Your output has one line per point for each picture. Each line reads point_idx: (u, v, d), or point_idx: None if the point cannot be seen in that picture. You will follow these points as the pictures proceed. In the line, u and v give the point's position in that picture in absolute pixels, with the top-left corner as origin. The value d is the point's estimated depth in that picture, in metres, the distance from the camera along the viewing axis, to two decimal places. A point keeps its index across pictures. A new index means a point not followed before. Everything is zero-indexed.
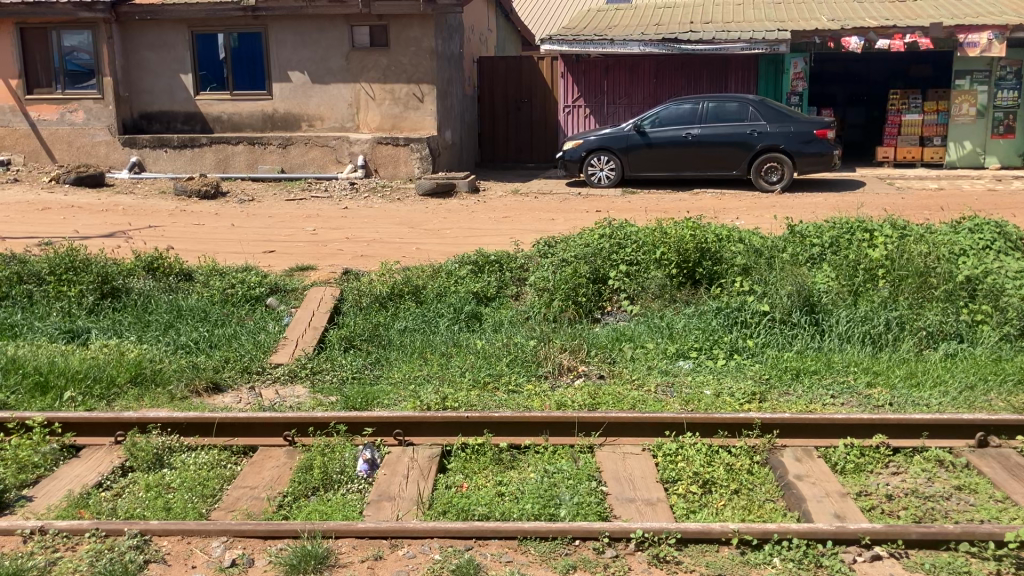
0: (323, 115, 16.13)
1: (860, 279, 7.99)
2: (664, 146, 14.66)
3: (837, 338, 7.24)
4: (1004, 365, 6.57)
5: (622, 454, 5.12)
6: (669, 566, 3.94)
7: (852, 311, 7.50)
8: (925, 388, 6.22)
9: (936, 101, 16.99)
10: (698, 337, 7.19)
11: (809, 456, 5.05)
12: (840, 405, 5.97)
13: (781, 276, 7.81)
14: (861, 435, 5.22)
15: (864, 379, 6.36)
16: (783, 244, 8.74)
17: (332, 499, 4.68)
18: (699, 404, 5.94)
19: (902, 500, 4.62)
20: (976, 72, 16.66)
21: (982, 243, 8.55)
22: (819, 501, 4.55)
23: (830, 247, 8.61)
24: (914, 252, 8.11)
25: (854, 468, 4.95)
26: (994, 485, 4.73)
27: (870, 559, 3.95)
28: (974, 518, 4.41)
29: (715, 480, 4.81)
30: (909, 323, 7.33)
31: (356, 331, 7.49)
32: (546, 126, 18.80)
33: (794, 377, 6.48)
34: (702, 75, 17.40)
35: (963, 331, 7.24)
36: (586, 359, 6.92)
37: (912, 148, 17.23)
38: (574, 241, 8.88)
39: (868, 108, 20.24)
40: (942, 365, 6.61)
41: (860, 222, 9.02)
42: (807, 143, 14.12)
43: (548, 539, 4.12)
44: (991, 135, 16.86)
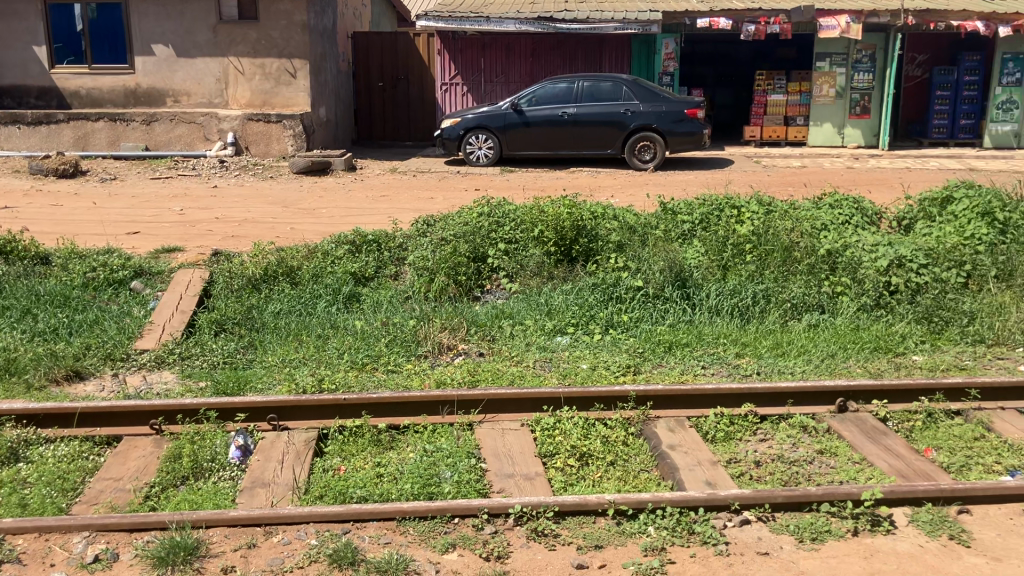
0: (189, 91, 15.48)
1: (728, 253, 8.24)
2: (541, 125, 14.73)
3: (707, 311, 7.47)
4: (861, 333, 6.93)
5: (501, 430, 5.14)
6: (547, 539, 3.98)
7: (722, 286, 7.74)
8: (789, 356, 6.50)
9: (799, 81, 17.56)
10: (576, 313, 7.28)
11: (681, 425, 5.20)
12: (711, 375, 6.16)
13: (653, 253, 8.02)
14: (731, 404, 5.40)
15: (733, 350, 6.60)
16: (655, 221, 8.96)
17: (202, 487, 4.52)
18: (576, 378, 6.02)
19: (769, 466, 4.80)
20: (835, 54, 17.38)
21: (841, 218, 8.97)
22: (691, 470, 4.68)
23: (700, 224, 8.86)
24: (778, 228, 8.43)
25: (724, 436, 5.12)
26: (853, 448, 4.97)
27: (739, 524, 4.08)
28: (835, 479, 4.63)
29: (592, 453, 4.88)
30: (774, 296, 7.62)
31: (228, 314, 7.25)
32: (423, 104, 18.62)
33: (667, 350, 6.65)
34: (578, 55, 17.68)
35: (824, 301, 7.58)
36: (465, 338, 6.91)
37: (776, 127, 17.90)
38: (452, 220, 8.86)
39: (735, 89, 20.94)
40: (805, 335, 6.92)
41: (727, 199, 9.32)
42: (679, 123, 14.47)
43: (426, 519, 4.08)
44: (849, 115, 17.75)
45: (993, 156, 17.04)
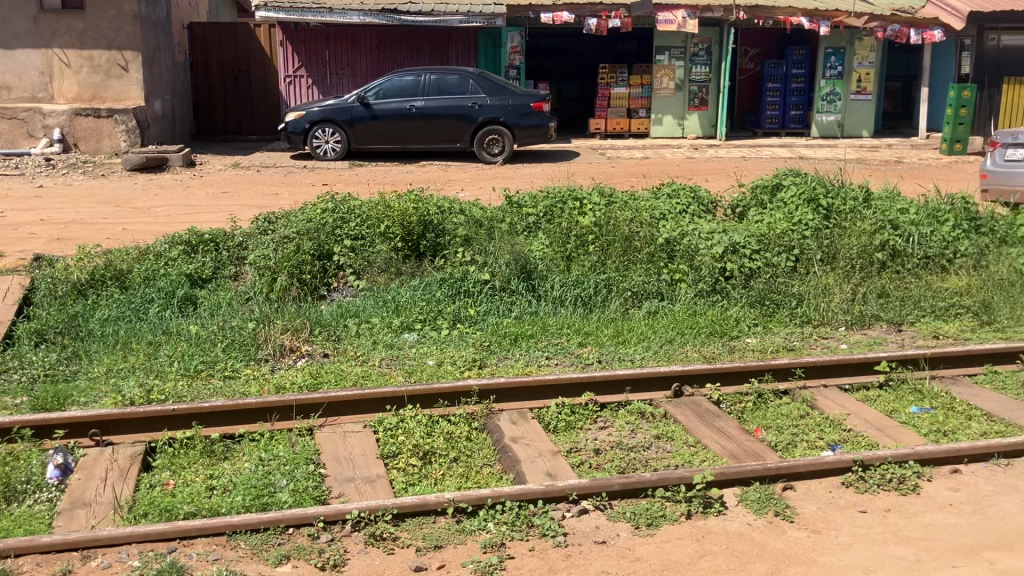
0: (9, 85, 14.47)
1: (572, 244, 8.36)
2: (388, 118, 14.55)
3: (552, 302, 7.55)
4: (698, 318, 7.18)
5: (341, 433, 5.03)
6: (385, 543, 3.91)
7: (566, 277, 7.84)
8: (630, 343, 6.65)
9: (641, 74, 18.13)
10: (422, 309, 7.20)
11: (523, 418, 5.23)
12: (554, 366, 6.22)
13: (499, 246, 8.05)
14: (572, 394, 5.48)
15: (576, 340, 6.70)
16: (501, 214, 9.00)
17: (15, 512, 4.21)
18: (421, 375, 5.97)
19: (608, 454, 4.88)
20: (673, 48, 17.94)
21: (679, 207, 9.28)
22: (532, 462, 4.70)
23: (544, 217, 8.97)
24: (619, 218, 8.63)
25: (566, 426, 5.17)
26: (687, 431, 5.12)
27: (577, 514, 4.13)
28: (670, 463, 4.74)
29: (434, 450, 4.82)
30: (616, 285, 7.80)
31: (50, 324, 6.81)
32: (266, 98, 18.08)
33: (512, 342, 6.69)
34: (424, 48, 17.58)
35: (663, 289, 7.79)
36: (308, 339, 6.72)
37: (620, 119, 18.36)
38: (295, 217, 8.63)
39: (581, 82, 21.36)
40: (645, 322, 7.09)
41: (571, 191, 9.47)
42: (525, 117, 14.59)
43: (259, 531, 3.93)
44: (689, 106, 18.35)
45: (820, 146, 18.04)
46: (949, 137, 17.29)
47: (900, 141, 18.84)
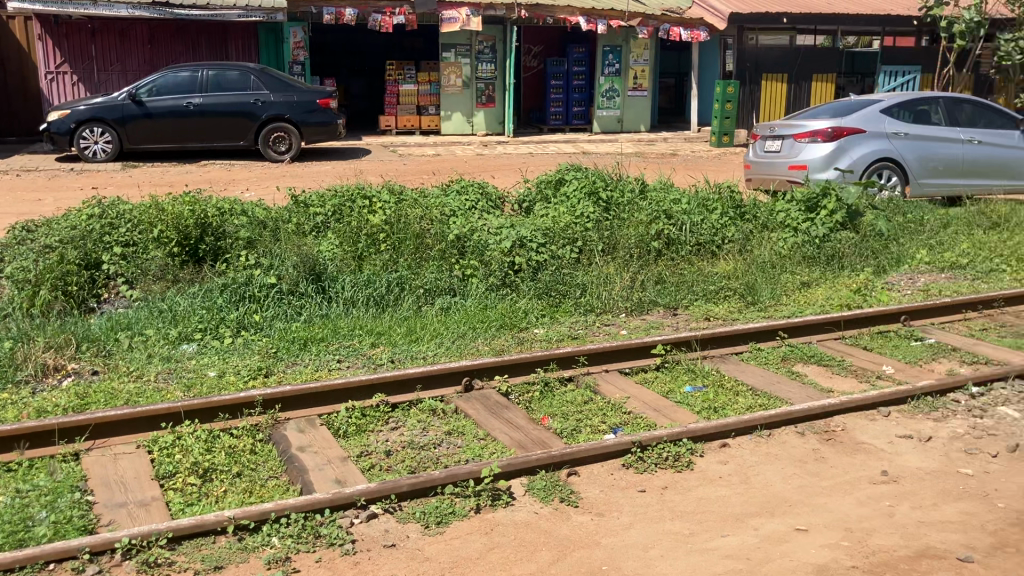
0: None
1: (362, 244, 8.24)
2: (163, 117, 13.79)
3: (342, 303, 7.39)
4: (488, 312, 7.26)
5: (112, 456, 4.70)
6: (160, 569, 3.66)
7: (355, 277, 7.71)
8: (422, 341, 6.63)
9: (428, 72, 18.18)
10: (204, 317, 6.86)
11: (311, 425, 5.09)
12: (345, 369, 6.09)
13: (285, 248, 7.82)
14: (362, 397, 5.40)
15: (367, 341, 6.60)
16: (287, 214, 8.76)
17: None
18: (202, 387, 5.68)
19: (399, 454, 4.79)
20: (459, 45, 18.11)
21: (467, 203, 9.38)
22: (320, 470, 4.58)
23: (332, 216, 8.81)
24: (409, 215, 8.60)
25: (356, 429, 5.07)
26: (478, 425, 5.16)
27: (366, 519, 4.05)
28: (461, 459, 4.72)
29: (215, 466, 4.58)
30: (407, 283, 7.74)
31: None
32: (25, 96, 16.66)
33: (302, 346, 6.50)
34: (202, 42, 16.86)
35: (455, 285, 7.81)
36: (76, 357, 6.24)
37: (410, 117, 18.44)
38: (58, 225, 8.01)
39: (368, 79, 21.15)
40: (437, 319, 7.09)
41: (359, 190, 9.36)
42: (311, 113, 14.34)
43: (14, 571, 3.58)
44: (475, 103, 18.67)
45: (602, 140, 18.82)
46: (717, 131, 18.60)
47: (674, 135, 20.00)
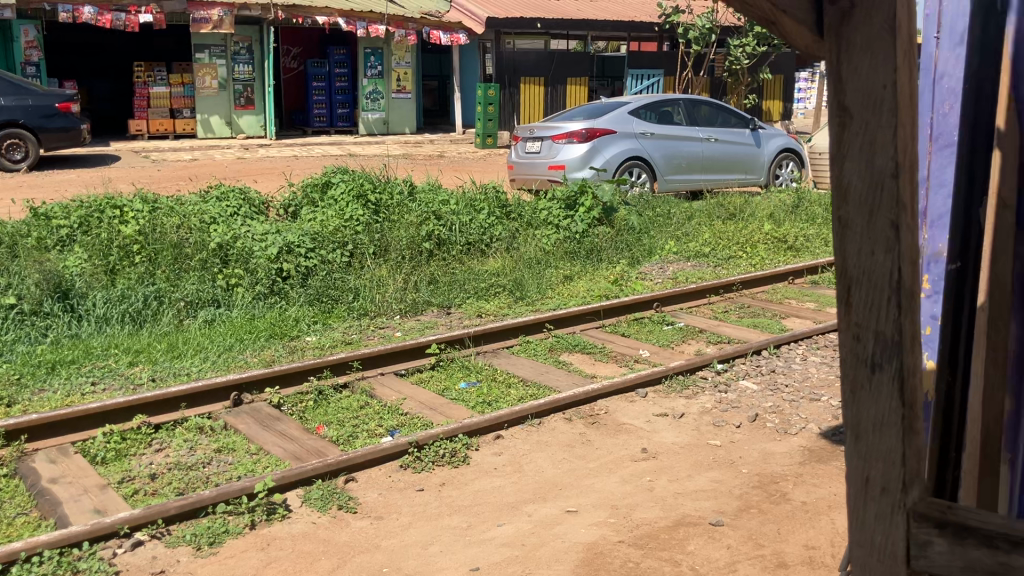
0: None
1: (114, 257, 7.73)
2: None
3: (94, 321, 6.89)
4: (256, 322, 7.04)
5: None
6: None
7: (108, 292, 7.21)
8: (186, 357, 6.32)
9: (180, 73, 17.50)
10: None
11: (64, 454, 4.72)
12: (100, 392, 5.69)
13: (25, 266, 7.20)
14: (121, 420, 5.08)
15: (125, 360, 6.20)
16: (25, 229, 8.08)
17: None
18: None
19: (165, 477, 4.55)
20: (212, 46, 17.39)
21: (229, 210, 9.06)
22: (76, 502, 4.25)
23: (79, 229, 8.23)
24: (165, 225, 8.18)
25: (115, 455, 4.75)
26: (249, 440, 5.00)
27: (131, 548, 3.80)
28: (233, 476, 4.55)
29: None
30: (167, 297, 7.32)
31: None
32: None
33: (50, 371, 6.01)
34: None
35: (220, 295, 7.48)
36: None
37: (163, 120, 17.58)
38: None
39: (113, 82, 19.85)
40: (201, 333, 6.78)
41: (108, 200, 8.82)
42: (50, 118, 13.29)
43: None
44: (234, 106, 18.07)
45: (367, 143, 18.75)
46: (480, 132, 19.26)
47: (439, 137, 20.30)
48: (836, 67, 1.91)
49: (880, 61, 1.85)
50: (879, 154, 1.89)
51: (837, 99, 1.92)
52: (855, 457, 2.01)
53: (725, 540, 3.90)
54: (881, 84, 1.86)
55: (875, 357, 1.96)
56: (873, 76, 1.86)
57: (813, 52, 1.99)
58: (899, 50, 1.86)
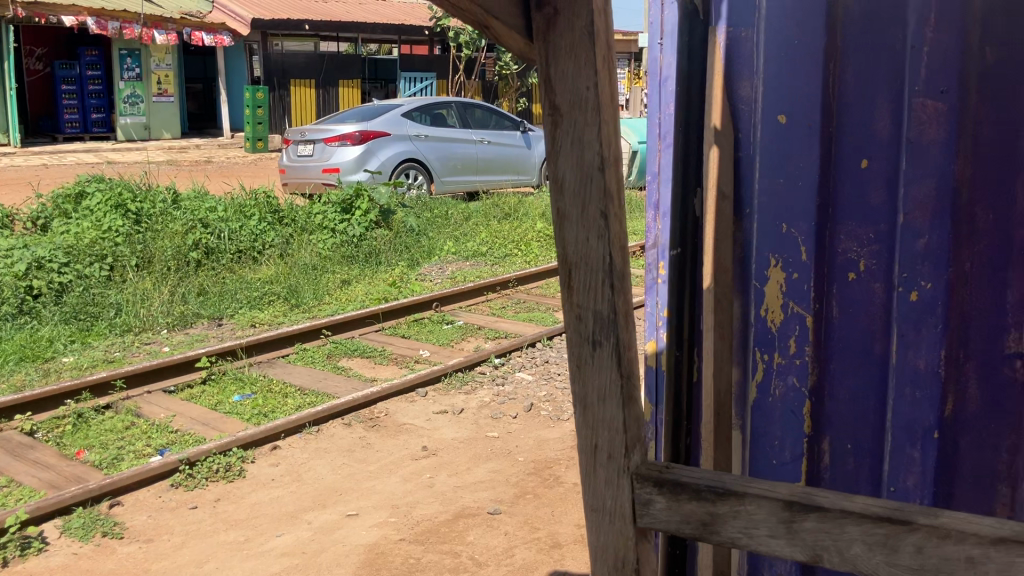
0: None
1: None
2: None
3: None
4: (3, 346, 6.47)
5: None
6: None
7: None
8: None
9: None
10: None
11: None
12: None
13: None
14: None
15: None
16: None
17: None
18: None
19: None
20: None
21: None
22: None
23: None
24: None
25: None
26: None
27: None
28: None
29: None
30: None
31: None
32: None
33: None
34: None
35: None
36: None
37: None
38: None
39: None
40: None
41: None
42: None
43: None
44: None
45: (127, 149, 17.70)
46: (252, 136, 18.66)
47: (206, 142, 19.52)
48: (540, 65, 1.49)
49: (586, 56, 1.46)
50: (588, 150, 1.48)
51: (545, 95, 1.49)
52: (583, 429, 1.56)
53: (502, 528, 4.03)
54: (587, 83, 1.46)
55: (595, 333, 1.53)
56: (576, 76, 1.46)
57: (529, 59, 1.55)
58: (603, 46, 1.48)
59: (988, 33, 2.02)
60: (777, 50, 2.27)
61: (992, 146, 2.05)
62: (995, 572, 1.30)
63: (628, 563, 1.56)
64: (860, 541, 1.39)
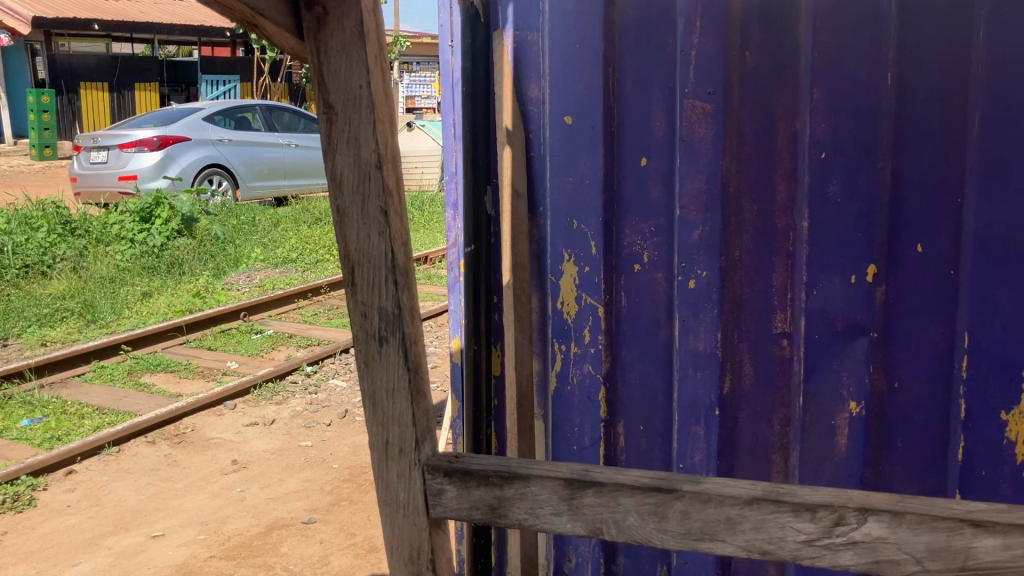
0: None
1: None
2: None
3: None
4: None
5: None
6: None
7: None
8: None
9: None
10: None
11: None
12: None
13: None
14: None
15: None
16: None
17: None
18: None
19: None
20: None
21: None
22: None
23: None
24: None
25: None
26: None
27: None
28: None
29: None
30: None
31: None
32: None
33: None
34: None
35: None
36: None
37: None
38: None
39: None
40: None
41: None
42: None
43: None
44: None
45: None
46: (37, 143, 17.47)
47: None
48: (313, 64, 1.49)
49: (359, 56, 1.47)
50: (365, 148, 1.50)
51: (319, 94, 1.49)
52: (372, 425, 1.57)
53: (317, 536, 3.97)
54: (360, 81, 1.47)
55: (382, 329, 1.54)
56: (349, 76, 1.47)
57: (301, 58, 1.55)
58: (374, 46, 1.50)
59: (746, 42, 2.20)
60: (560, 52, 2.37)
61: (754, 144, 2.23)
62: (749, 529, 1.42)
63: (423, 552, 1.58)
64: (633, 512, 1.47)
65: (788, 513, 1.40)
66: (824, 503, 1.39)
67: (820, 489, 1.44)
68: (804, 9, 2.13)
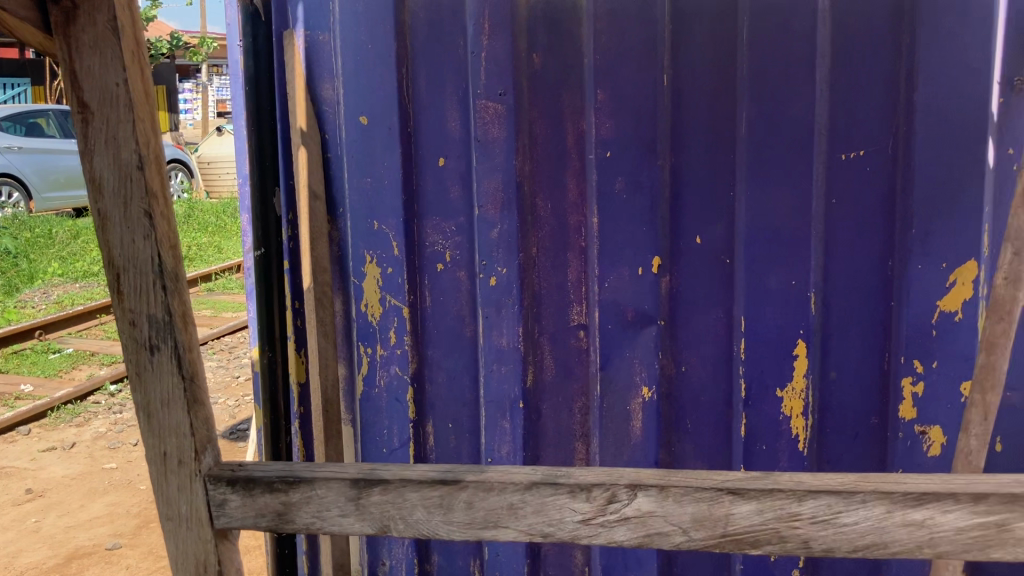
0: None
1: None
2: None
3: None
4: None
5: None
6: None
7: None
8: None
9: None
10: None
11: None
12: None
13: None
14: None
15: None
16: None
17: None
18: None
19: None
20: None
21: None
22: None
23: None
24: None
25: None
26: None
27: None
28: None
29: None
30: None
31: None
32: None
33: None
34: None
35: None
36: None
37: None
38: None
39: None
40: None
41: None
42: None
43: None
44: None
45: None
46: None
47: None
48: (63, 62, 1.42)
49: (113, 53, 1.42)
50: (124, 148, 1.44)
51: (72, 94, 1.43)
52: (149, 437, 1.52)
53: (123, 562, 3.76)
54: (116, 79, 1.42)
55: (152, 337, 1.50)
56: (103, 73, 1.41)
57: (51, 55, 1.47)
58: (131, 42, 1.44)
59: (533, 42, 2.26)
60: (352, 52, 2.35)
61: (545, 142, 2.29)
62: (531, 513, 1.44)
63: (210, 564, 1.53)
64: (420, 506, 1.46)
65: (565, 494, 1.43)
66: (598, 483, 1.43)
67: (597, 470, 1.48)
68: (585, 9, 2.21)
